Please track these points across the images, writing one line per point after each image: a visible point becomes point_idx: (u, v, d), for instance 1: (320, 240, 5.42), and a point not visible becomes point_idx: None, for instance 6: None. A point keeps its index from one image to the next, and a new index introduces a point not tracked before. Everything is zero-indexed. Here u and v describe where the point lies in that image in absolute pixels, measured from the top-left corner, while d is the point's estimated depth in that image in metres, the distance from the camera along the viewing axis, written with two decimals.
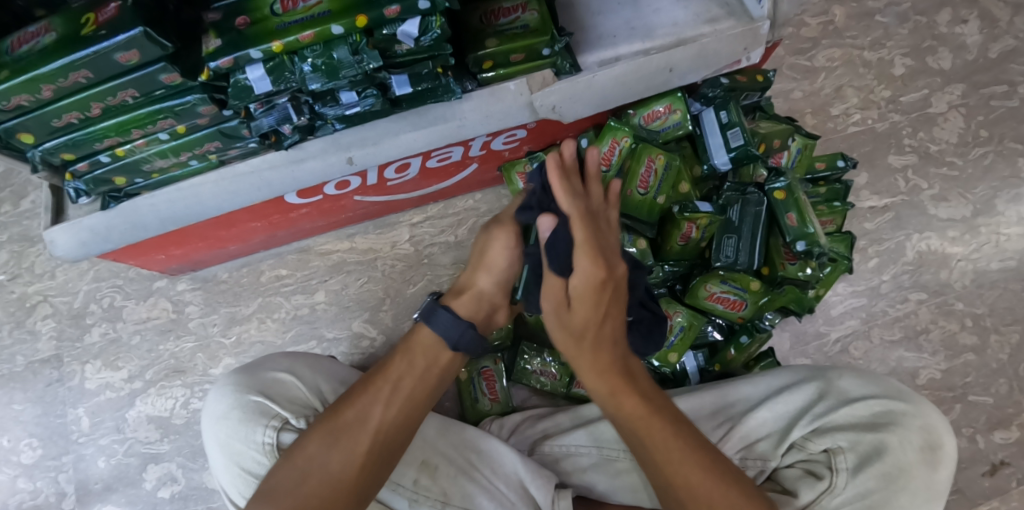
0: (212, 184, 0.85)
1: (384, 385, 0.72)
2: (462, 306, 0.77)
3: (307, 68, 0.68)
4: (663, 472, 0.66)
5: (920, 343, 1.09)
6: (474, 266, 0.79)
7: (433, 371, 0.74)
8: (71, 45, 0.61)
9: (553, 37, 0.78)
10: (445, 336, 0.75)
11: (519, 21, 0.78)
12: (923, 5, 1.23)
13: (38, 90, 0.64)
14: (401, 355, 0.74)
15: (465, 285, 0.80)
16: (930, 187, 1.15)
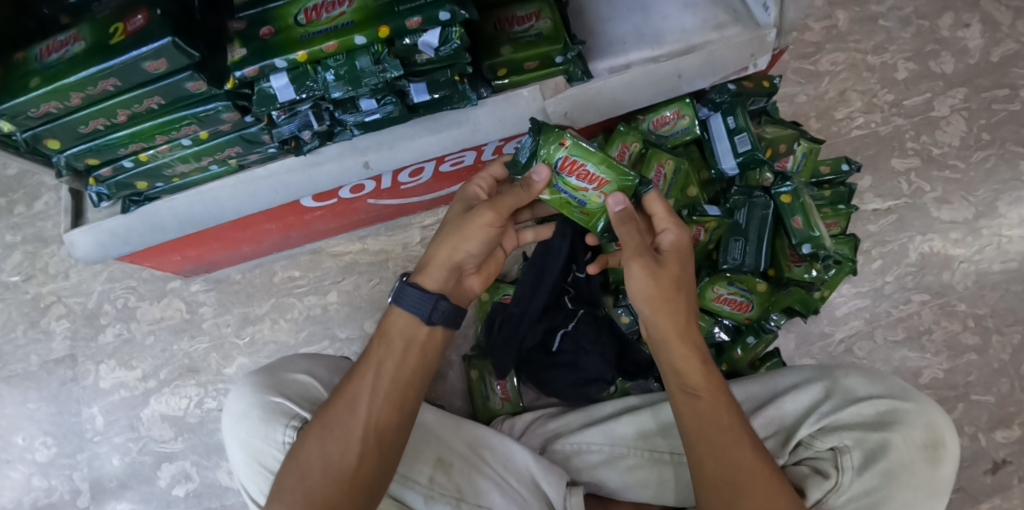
0: (231, 187, 0.87)
1: (364, 372, 0.69)
2: (430, 278, 0.72)
3: (329, 77, 0.70)
4: (728, 448, 0.62)
5: (923, 344, 1.11)
6: (441, 239, 0.73)
7: (417, 350, 0.71)
8: (102, 54, 0.63)
9: (566, 45, 0.80)
10: (417, 314, 0.70)
11: (533, 29, 0.81)
12: (925, 9, 1.25)
13: (67, 98, 0.66)
14: (379, 339, 0.71)
15: (425, 258, 0.74)
16: (933, 190, 1.17)
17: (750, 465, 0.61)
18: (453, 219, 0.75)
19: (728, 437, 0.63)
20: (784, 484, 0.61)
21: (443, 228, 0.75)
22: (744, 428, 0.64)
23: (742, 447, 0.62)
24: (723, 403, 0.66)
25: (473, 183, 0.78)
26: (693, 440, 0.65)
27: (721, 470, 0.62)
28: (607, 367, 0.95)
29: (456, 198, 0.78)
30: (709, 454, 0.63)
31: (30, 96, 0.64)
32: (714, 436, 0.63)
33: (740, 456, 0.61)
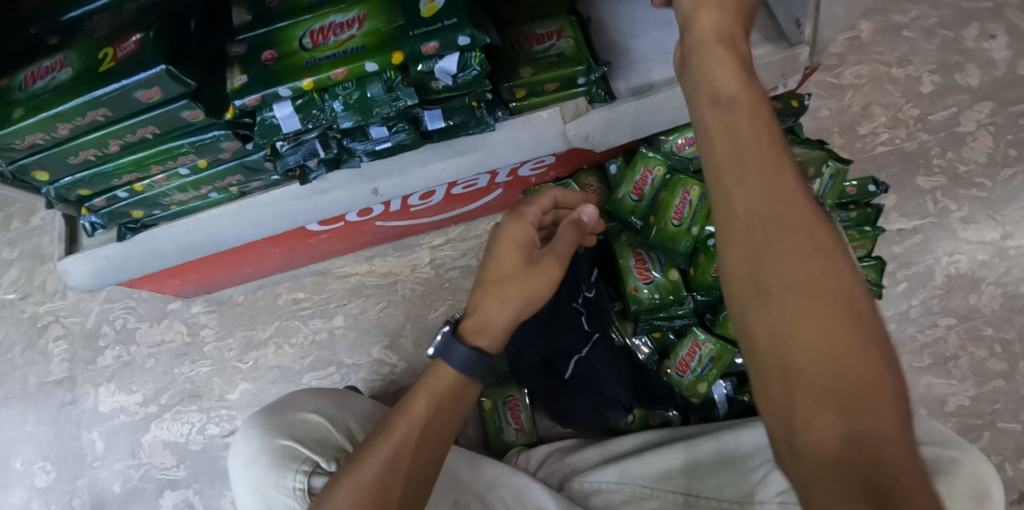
0: (232, 214, 0.83)
1: (401, 425, 0.62)
2: (482, 338, 0.62)
3: (337, 107, 0.66)
4: (756, 213, 0.36)
5: (949, 370, 1.07)
6: (487, 291, 0.62)
7: (461, 412, 0.65)
8: (90, 82, 0.59)
9: (590, 66, 0.77)
10: (468, 373, 0.62)
11: (554, 48, 0.77)
12: (949, 19, 1.21)
13: (53, 129, 0.62)
14: (425, 394, 0.63)
15: (477, 317, 0.63)
16: (959, 209, 1.12)
17: (783, 247, 0.35)
18: (509, 271, 0.63)
19: (794, 193, 0.36)
20: (844, 307, 0.33)
21: (495, 281, 0.63)
22: (806, 210, 0.36)
23: (783, 219, 0.35)
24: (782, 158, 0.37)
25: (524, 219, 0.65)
26: (729, 183, 0.37)
27: (779, 251, 0.35)
28: (623, 392, 0.87)
29: (502, 238, 0.65)
30: (751, 220, 0.36)
31: (15, 128, 0.60)
32: (771, 191, 0.36)
33: (771, 230, 0.35)
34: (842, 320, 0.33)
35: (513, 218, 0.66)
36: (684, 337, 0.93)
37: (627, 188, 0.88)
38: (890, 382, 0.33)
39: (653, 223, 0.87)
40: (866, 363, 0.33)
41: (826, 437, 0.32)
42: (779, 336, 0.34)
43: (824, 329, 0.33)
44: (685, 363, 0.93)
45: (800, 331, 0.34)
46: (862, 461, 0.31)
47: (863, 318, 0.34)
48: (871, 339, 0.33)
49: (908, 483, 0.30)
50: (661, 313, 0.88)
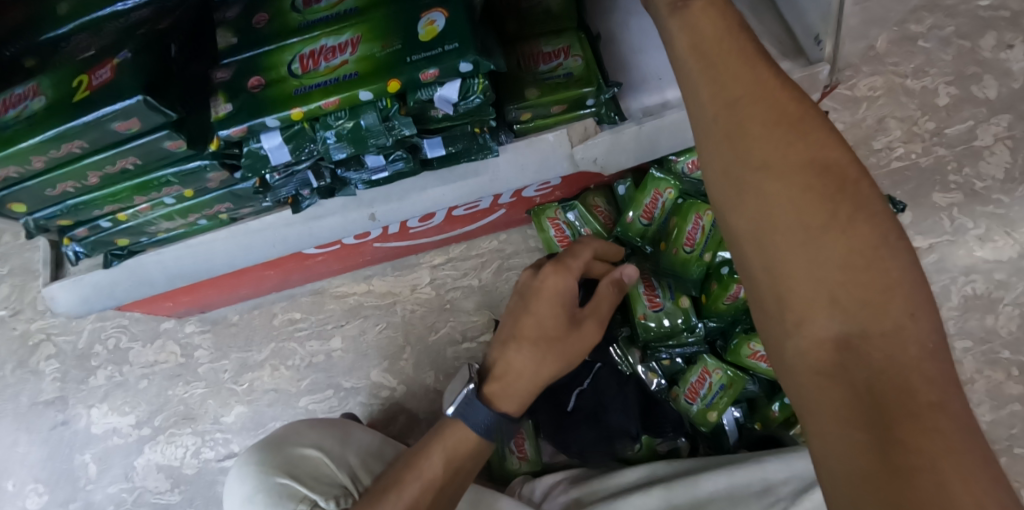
0: (224, 240, 0.80)
1: (414, 488, 0.60)
2: (506, 396, 0.63)
3: (330, 138, 0.62)
4: (735, 146, 0.38)
5: (964, 394, 1.04)
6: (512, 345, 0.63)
7: (470, 473, 0.64)
8: (63, 113, 0.55)
9: (600, 87, 0.73)
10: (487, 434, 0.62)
11: (561, 68, 0.74)
12: (966, 28, 1.16)
13: (26, 162, 0.58)
14: (439, 453, 0.62)
15: (513, 380, 0.63)
16: (976, 226, 1.08)
17: (764, 173, 0.37)
18: (552, 333, 0.63)
19: (762, 95, 0.38)
20: (830, 212, 0.36)
21: (534, 342, 0.63)
22: (786, 128, 0.38)
23: (760, 147, 0.38)
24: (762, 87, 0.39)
25: (565, 276, 0.64)
26: (700, 101, 0.40)
27: (752, 153, 0.38)
28: (630, 420, 0.84)
29: (542, 295, 0.64)
30: (720, 128, 0.39)
31: None
32: (738, 99, 0.39)
33: (752, 159, 0.38)
34: (823, 203, 0.36)
35: (549, 272, 0.64)
36: (693, 364, 0.89)
37: (637, 212, 0.85)
38: (881, 255, 0.35)
39: (664, 249, 0.84)
40: (850, 238, 0.35)
41: (818, 333, 0.35)
42: (760, 233, 0.37)
43: (806, 241, 0.36)
44: (694, 390, 0.89)
45: (781, 223, 0.37)
46: (852, 345, 0.35)
47: (848, 196, 0.36)
48: (856, 216, 0.36)
49: (900, 360, 0.33)
50: (669, 341, 0.85)
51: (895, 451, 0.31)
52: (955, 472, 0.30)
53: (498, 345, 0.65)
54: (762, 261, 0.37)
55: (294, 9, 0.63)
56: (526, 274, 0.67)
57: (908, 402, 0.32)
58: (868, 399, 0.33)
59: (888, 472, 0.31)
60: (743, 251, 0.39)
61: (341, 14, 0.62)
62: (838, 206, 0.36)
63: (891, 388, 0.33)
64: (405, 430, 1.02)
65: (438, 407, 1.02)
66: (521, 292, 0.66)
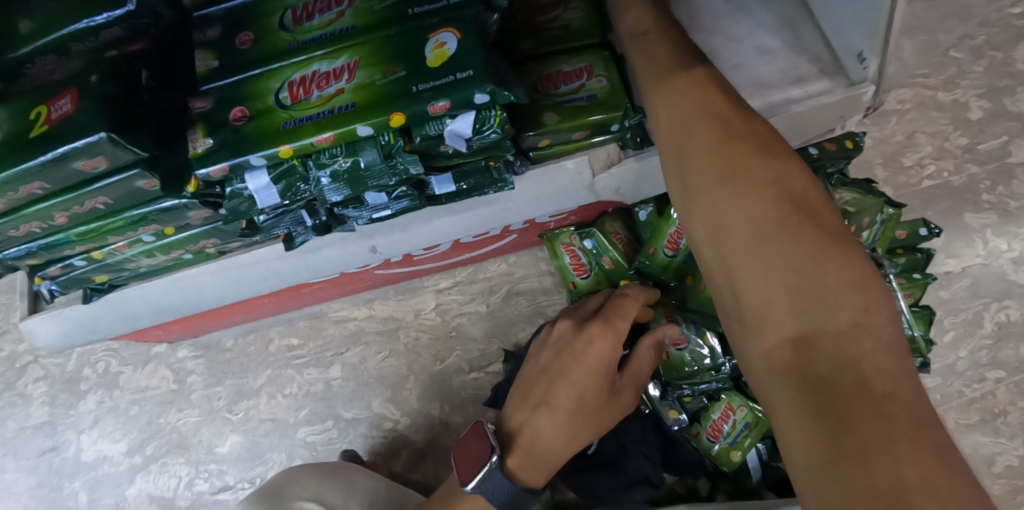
0: (211, 274, 0.74)
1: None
2: (531, 467, 0.58)
3: (324, 178, 0.56)
4: (706, 170, 0.44)
5: (997, 427, 0.99)
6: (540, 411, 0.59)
7: None
8: (18, 151, 0.49)
9: (627, 112, 0.65)
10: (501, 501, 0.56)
11: (583, 89, 0.66)
12: (1000, 37, 1.09)
13: None
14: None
15: (541, 450, 0.58)
16: (1011, 249, 1.03)
17: (733, 187, 0.42)
18: (590, 407, 0.60)
19: (719, 128, 0.45)
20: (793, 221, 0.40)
21: (571, 415, 0.59)
22: (752, 153, 0.43)
23: (729, 167, 0.43)
24: (726, 125, 0.45)
25: (614, 345, 0.60)
26: (667, 141, 0.48)
27: (707, 175, 0.44)
28: (652, 467, 0.80)
29: (586, 361, 0.59)
30: (680, 159, 0.46)
31: None
32: (694, 133, 0.46)
33: (723, 178, 0.43)
34: (776, 212, 0.40)
35: (596, 333, 0.60)
36: (716, 400, 0.84)
37: (660, 242, 0.80)
38: (841, 262, 0.38)
39: (691, 284, 0.79)
40: (806, 238, 0.39)
41: (778, 331, 0.38)
42: (722, 244, 0.42)
43: (774, 243, 0.39)
44: (717, 427, 0.84)
45: (739, 232, 0.41)
46: (806, 337, 0.37)
47: (802, 203, 0.41)
48: (806, 224, 0.40)
49: (854, 351, 0.35)
50: (692, 379, 0.80)
51: (843, 437, 0.33)
52: (912, 457, 0.31)
53: (527, 407, 0.60)
54: (725, 269, 0.42)
55: (282, 28, 0.57)
56: (568, 327, 0.63)
57: (859, 389, 0.34)
58: (822, 392, 0.35)
59: (835, 451, 0.33)
60: (711, 264, 0.44)
61: (335, 34, 0.56)
62: (789, 215, 0.40)
63: (843, 376, 0.35)
64: (409, 463, 0.97)
65: (443, 440, 0.97)
66: (559, 349, 0.62)
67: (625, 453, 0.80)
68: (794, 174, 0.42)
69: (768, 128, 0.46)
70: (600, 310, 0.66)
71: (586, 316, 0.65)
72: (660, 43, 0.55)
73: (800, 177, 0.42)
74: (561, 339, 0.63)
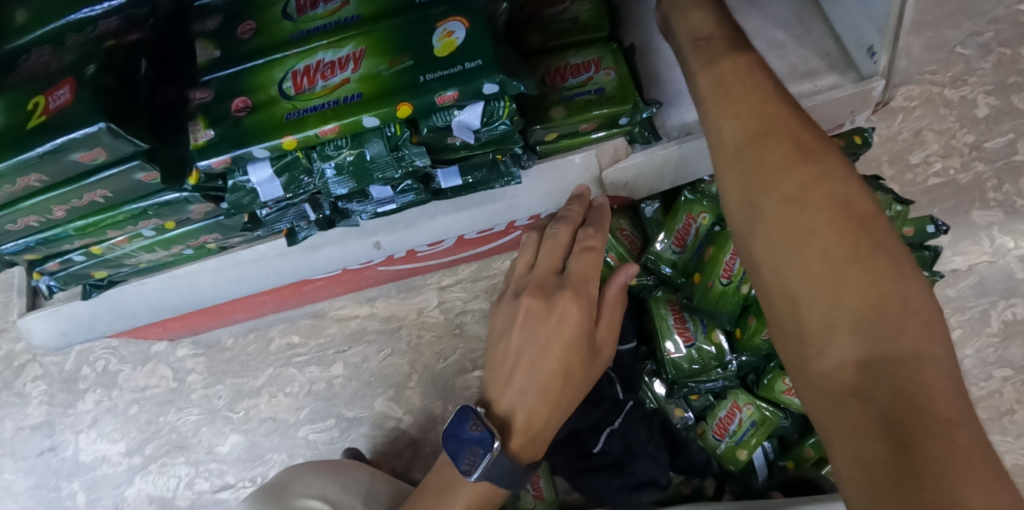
0: (212, 272, 0.73)
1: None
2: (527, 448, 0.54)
3: (329, 170, 0.55)
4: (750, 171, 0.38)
5: (1004, 426, 0.98)
6: (529, 395, 0.53)
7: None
8: (15, 143, 0.47)
9: (637, 105, 0.65)
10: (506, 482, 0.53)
11: (591, 82, 0.65)
12: (1008, 34, 1.08)
13: None
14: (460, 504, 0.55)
15: (540, 429, 0.54)
16: (1018, 247, 1.02)
17: (779, 189, 0.36)
18: (577, 374, 0.54)
19: (762, 125, 0.39)
20: (847, 232, 0.33)
21: (563, 389, 0.54)
22: (803, 152, 0.37)
23: (775, 167, 0.37)
24: (772, 119, 0.39)
25: (585, 304, 0.54)
26: (722, 130, 0.40)
27: (770, 175, 0.37)
28: (659, 469, 0.78)
29: (564, 336, 0.53)
30: (739, 153, 0.39)
31: None
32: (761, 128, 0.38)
33: (767, 180, 0.37)
34: (846, 224, 0.34)
35: (566, 301, 0.53)
36: (722, 398, 0.83)
37: (667, 237, 0.79)
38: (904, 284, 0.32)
39: (699, 281, 0.76)
40: (862, 254, 0.33)
41: (841, 356, 0.32)
42: (780, 253, 0.35)
43: (829, 255, 0.33)
44: (723, 426, 0.84)
45: (788, 241, 0.35)
46: (883, 369, 0.30)
47: (860, 210, 0.34)
48: (880, 246, 0.33)
49: (923, 387, 0.29)
50: (699, 377, 0.78)
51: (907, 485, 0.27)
52: None
53: (512, 389, 0.54)
54: (780, 284, 0.35)
55: (285, 18, 0.56)
56: (532, 303, 0.55)
57: (929, 430, 0.27)
58: (885, 431, 0.29)
59: (898, 495, 0.27)
60: (764, 275, 0.36)
61: (339, 23, 0.55)
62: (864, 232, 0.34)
63: (911, 416, 0.28)
64: (412, 463, 0.96)
65: None
66: (530, 327, 0.54)
67: (626, 446, 0.78)
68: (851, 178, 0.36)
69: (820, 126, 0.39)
70: (564, 273, 0.56)
71: (548, 283, 0.56)
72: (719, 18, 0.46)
73: (871, 190, 0.35)
74: (530, 310, 0.55)
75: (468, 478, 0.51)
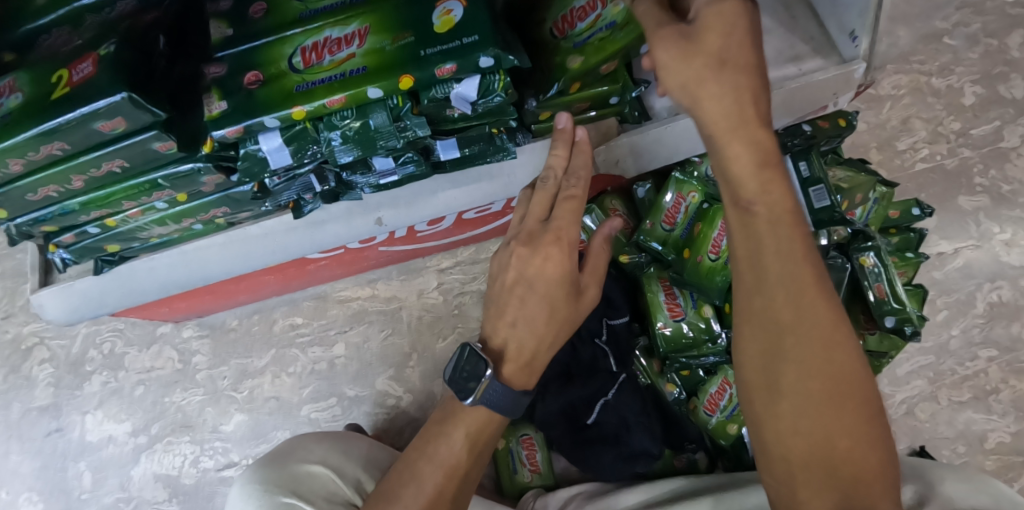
0: (220, 247, 0.75)
1: (436, 476, 0.55)
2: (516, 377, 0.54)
3: (335, 139, 0.57)
4: (764, 345, 0.41)
5: (990, 405, 1.00)
6: (518, 326, 0.54)
7: (479, 443, 0.56)
8: (41, 112, 0.50)
9: (626, 85, 0.68)
10: (502, 409, 0.54)
11: (587, 43, 0.64)
12: (994, 25, 1.11)
13: (3, 165, 0.53)
14: (457, 429, 0.55)
15: (531, 360, 0.55)
16: (1003, 231, 1.05)
17: (783, 365, 0.40)
18: (562, 313, 0.55)
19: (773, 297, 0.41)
20: (837, 406, 0.39)
21: (550, 324, 0.54)
22: (805, 325, 0.40)
23: (782, 346, 0.40)
24: (784, 293, 0.40)
25: (567, 247, 0.54)
26: (755, 301, 0.42)
27: (797, 362, 0.40)
28: (653, 441, 0.79)
29: (551, 273, 0.54)
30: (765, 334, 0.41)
31: None
32: (798, 308, 0.40)
33: (773, 355, 0.41)
34: (832, 399, 0.39)
35: (550, 245, 0.54)
36: (714, 374, 0.84)
37: (658, 217, 0.82)
38: (867, 445, 0.38)
39: (688, 257, 0.79)
40: (843, 424, 0.39)
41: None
42: (797, 430, 0.40)
43: (820, 432, 0.39)
44: (714, 401, 0.84)
45: (785, 414, 0.40)
46: None
47: (844, 381, 0.39)
48: (873, 429, 0.39)
49: None
50: (691, 351, 0.81)
51: None
52: None
53: (505, 324, 0.54)
54: (779, 450, 0.41)
55: None
56: (520, 249, 0.55)
57: None
58: None
59: None
60: (770, 443, 0.42)
61: (345, 3, 0.58)
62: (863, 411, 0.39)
63: None
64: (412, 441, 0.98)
65: None
66: (521, 269, 0.55)
67: (623, 417, 0.80)
68: (842, 342, 0.40)
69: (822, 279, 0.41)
70: (549, 219, 0.56)
71: (535, 229, 0.56)
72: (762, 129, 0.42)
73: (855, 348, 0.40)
74: (520, 255, 0.55)
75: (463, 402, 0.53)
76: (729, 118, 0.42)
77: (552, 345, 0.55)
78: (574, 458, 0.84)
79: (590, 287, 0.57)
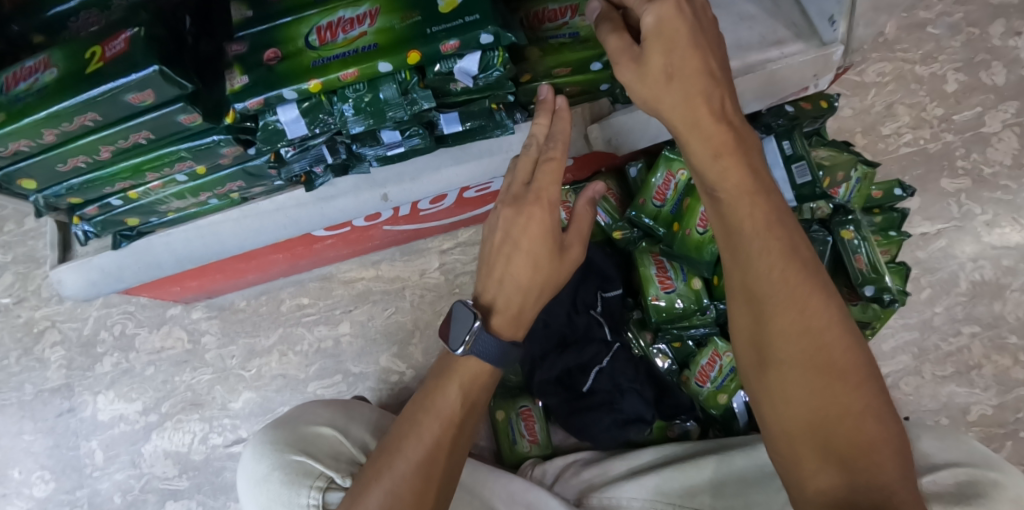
0: (234, 222, 0.79)
1: (434, 426, 0.58)
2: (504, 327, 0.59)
3: (348, 110, 0.61)
4: (757, 324, 0.47)
5: (972, 379, 1.04)
6: (507, 284, 0.58)
7: (472, 399, 0.60)
8: (76, 84, 0.53)
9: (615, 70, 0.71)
10: (494, 362, 0.58)
11: (567, 27, 0.67)
12: (976, 14, 1.14)
13: (38, 136, 0.56)
14: (452, 384, 0.59)
15: (520, 313, 0.59)
16: (984, 212, 1.09)
17: (773, 343, 0.46)
18: (545, 273, 0.59)
19: (758, 281, 0.47)
20: (823, 376, 0.45)
21: (535, 282, 0.59)
22: (786, 303, 0.46)
23: (771, 324, 0.46)
24: (765, 275, 0.46)
25: (548, 206, 0.58)
26: (743, 287, 0.48)
27: (784, 338, 0.46)
28: (645, 406, 0.84)
29: (533, 232, 0.57)
30: (755, 315, 0.47)
31: None
32: (775, 286, 0.46)
33: (764, 334, 0.47)
34: (816, 370, 0.45)
35: (532, 205, 0.58)
36: (703, 347, 0.87)
37: (649, 194, 0.85)
38: (855, 408, 0.44)
39: (678, 231, 0.82)
40: (829, 391, 0.44)
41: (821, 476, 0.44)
42: (792, 399, 0.45)
43: (813, 401, 0.44)
44: (705, 373, 0.87)
45: (781, 389, 0.46)
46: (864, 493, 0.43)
47: (828, 351, 0.45)
48: (859, 392, 0.44)
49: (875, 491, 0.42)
50: (682, 322, 0.85)
51: None
52: None
53: (493, 282, 0.59)
54: (779, 422, 0.46)
55: None
56: (505, 210, 0.59)
57: None
58: None
59: None
60: (772, 419, 0.47)
61: None
62: (849, 375, 0.45)
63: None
64: None
65: None
66: (507, 229, 0.59)
67: (615, 380, 0.85)
68: (820, 315, 0.46)
69: (798, 260, 0.47)
70: (531, 183, 0.59)
71: (521, 192, 0.59)
72: (717, 123, 0.46)
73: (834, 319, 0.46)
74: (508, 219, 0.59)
75: (453, 352, 0.58)
76: (692, 120, 0.47)
77: (540, 301, 0.60)
78: (569, 425, 0.88)
79: (574, 252, 0.61)
